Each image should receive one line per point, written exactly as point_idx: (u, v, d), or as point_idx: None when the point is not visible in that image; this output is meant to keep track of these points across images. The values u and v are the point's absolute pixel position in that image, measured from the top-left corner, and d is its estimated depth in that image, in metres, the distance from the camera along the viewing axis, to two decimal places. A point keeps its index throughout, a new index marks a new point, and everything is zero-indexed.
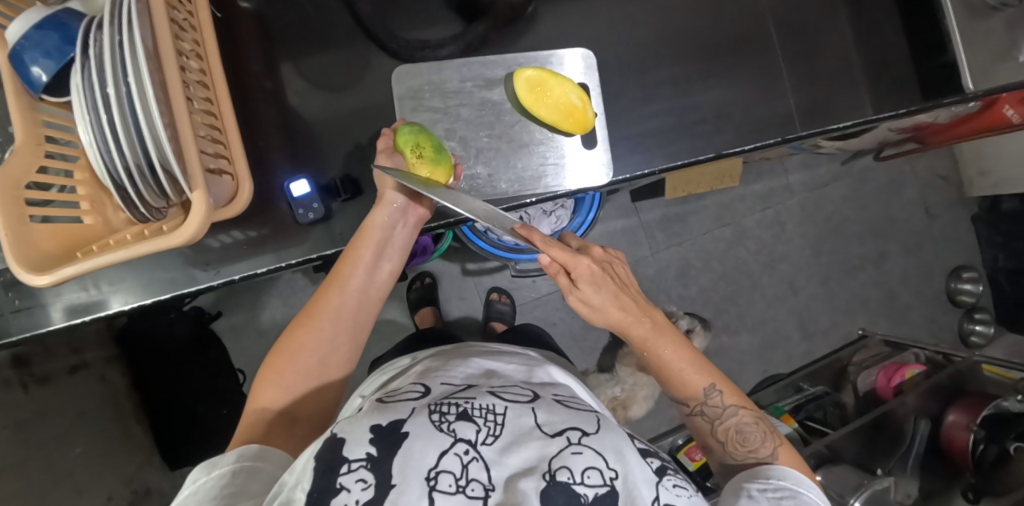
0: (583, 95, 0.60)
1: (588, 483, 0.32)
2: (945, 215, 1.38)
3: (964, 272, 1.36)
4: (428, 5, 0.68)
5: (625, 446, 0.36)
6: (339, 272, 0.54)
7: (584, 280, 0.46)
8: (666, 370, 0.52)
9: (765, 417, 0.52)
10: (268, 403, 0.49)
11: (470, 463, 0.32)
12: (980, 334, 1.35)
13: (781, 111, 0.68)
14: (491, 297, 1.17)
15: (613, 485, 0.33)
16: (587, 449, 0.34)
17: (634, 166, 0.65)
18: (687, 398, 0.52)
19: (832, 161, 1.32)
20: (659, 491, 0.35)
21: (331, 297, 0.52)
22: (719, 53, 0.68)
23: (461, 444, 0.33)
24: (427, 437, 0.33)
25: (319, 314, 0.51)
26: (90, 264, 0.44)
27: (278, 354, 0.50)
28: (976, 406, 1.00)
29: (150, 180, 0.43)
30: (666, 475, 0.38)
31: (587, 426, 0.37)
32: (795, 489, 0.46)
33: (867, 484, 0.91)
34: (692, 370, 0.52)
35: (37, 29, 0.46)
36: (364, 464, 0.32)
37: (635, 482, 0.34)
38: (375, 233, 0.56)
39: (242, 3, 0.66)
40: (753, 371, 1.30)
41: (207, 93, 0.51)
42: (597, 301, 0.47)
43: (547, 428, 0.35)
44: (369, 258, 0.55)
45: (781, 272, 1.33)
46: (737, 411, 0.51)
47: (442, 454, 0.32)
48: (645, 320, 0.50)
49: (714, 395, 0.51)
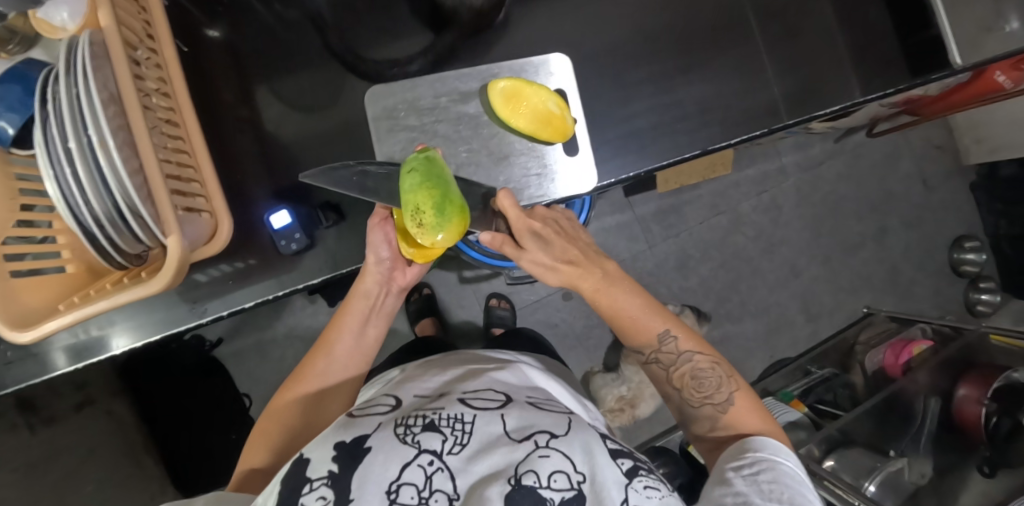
0: (560, 102, 0.58)
1: (555, 487, 0.35)
2: (943, 185, 1.36)
3: (967, 242, 1.34)
4: (398, 20, 0.67)
5: (595, 447, 0.39)
6: (327, 339, 0.57)
7: (527, 239, 0.51)
8: (626, 320, 0.55)
9: (716, 358, 0.55)
10: (254, 461, 0.50)
11: (435, 474, 0.36)
12: (987, 303, 1.33)
13: (765, 101, 0.67)
14: (491, 303, 1.17)
15: (580, 489, 0.36)
16: (554, 453, 0.37)
17: (618, 169, 0.64)
18: (644, 346, 0.55)
19: (825, 139, 1.30)
20: (628, 492, 0.37)
21: (317, 363, 0.55)
22: (696, 46, 0.66)
23: (425, 455, 0.36)
24: (389, 452, 0.36)
25: (305, 380, 0.55)
26: (64, 318, 0.44)
27: (268, 417, 0.53)
28: (986, 380, 0.99)
29: (122, 229, 0.43)
30: (638, 476, 0.40)
31: (556, 429, 0.40)
32: (772, 459, 0.46)
33: (881, 466, 0.94)
34: (646, 319, 0.54)
35: (1, 83, 0.46)
36: (325, 481, 0.36)
37: (604, 484, 0.36)
38: (360, 303, 0.57)
39: (211, 33, 0.66)
40: (760, 357, 1.29)
41: (177, 130, 0.51)
42: (545, 257, 0.52)
43: (515, 434, 0.39)
44: (354, 324, 0.57)
45: (781, 255, 1.31)
46: (693, 358, 0.54)
47: (405, 467, 0.36)
48: (596, 271, 0.53)
49: (669, 341, 0.55)
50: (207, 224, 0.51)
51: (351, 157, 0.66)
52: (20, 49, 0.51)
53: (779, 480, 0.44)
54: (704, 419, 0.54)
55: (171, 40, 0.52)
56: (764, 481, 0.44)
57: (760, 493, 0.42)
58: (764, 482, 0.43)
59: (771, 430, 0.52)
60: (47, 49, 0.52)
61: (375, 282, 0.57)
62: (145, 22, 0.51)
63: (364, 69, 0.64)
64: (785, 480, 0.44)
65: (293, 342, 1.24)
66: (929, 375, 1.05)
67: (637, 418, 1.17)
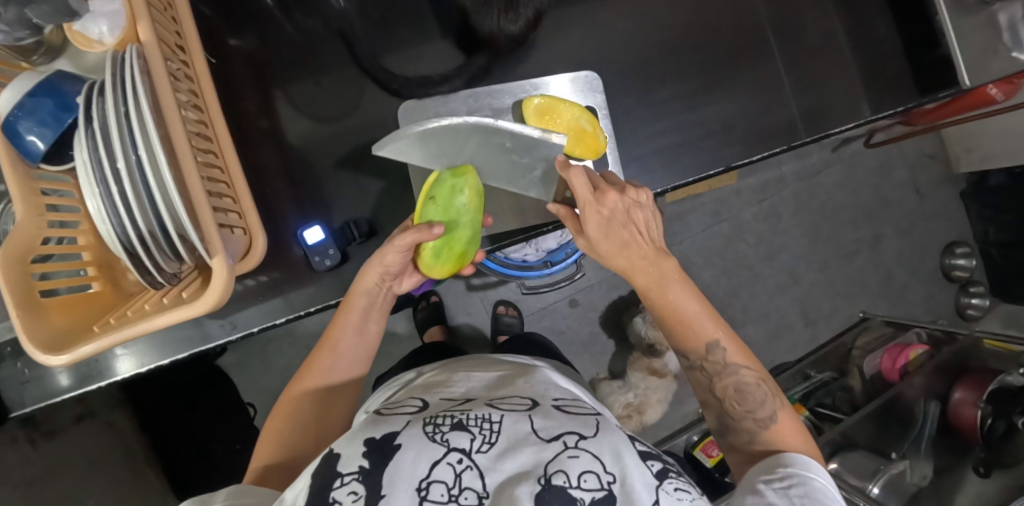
0: (592, 120, 0.61)
1: (585, 487, 0.35)
2: (935, 193, 1.40)
3: (957, 248, 1.39)
4: (422, 34, 0.67)
5: (624, 448, 0.39)
6: (331, 334, 0.56)
7: (590, 222, 0.53)
8: (677, 314, 0.55)
9: (760, 373, 0.54)
10: (265, 458, 0.50)
11: (464, 472, 0.36)
12: (976, 307, 1.37)
13: (783, 118, 0.68)
14: (498, 310, 1.17)
15: (611, 489, 0.36)
16: (583, 453, 0.38)
17: (645, 186, 0.65)
18: (691, 349, 0.55)
19: (823, 148, 1.33)
20: (659, 495, 0.37)
21: (322, 359, 0.55)
22: (717, 64, 0.68)
23: (454, 454, 0.37)
24: (418, 451, 0.37)
25: (313, 375, 0.54)
26: (105, 342, 0.44)
27: (278, 414, 0.53)
28: (981, 383, 1.03)
29: (165, 249, 0.42)
30: (668, 479, 0.40)
31: (585, 431, 0.40)
32: (805, 475, 0.45)
33: (885, 469, 0.97)
34: (699, 319, 0.55)
35: (30, 97, 0.45)
36: (356, 477, 0.36)
37: (633, 486, 0.36)
38: (358, 301, 0.56)
39: (233, 44, 0.65)
40: (760, 362, 1.32)
41: (210, 145, 0.50)
42: (603, 243, 0.53)
43: (544, 434, 0.39)
44: (356, 321, 0.56)
45: (781, 262, 1.34)
46: (738, 370, 0.54)
47: (434, 465, 0.36)
48: (652, 268, 0.54)
49: (717, 351, 0.54)
50: (241, 241, 0.50)
51: (375, 171, 0.66)
52: (43, 58, 0.50)
53: (811, 495, 0.43)
54: (742, 432, 0.53)
55: (201, 53, 0.51)
56: (796, 495, 0.43)
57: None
58: (796, 496, 0.43)
59: (812, 454, 0.50)
60: (71, 59, 0.51)
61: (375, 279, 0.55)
62: (176, 35, 0.50)
63: (397, 86, 0.64)
64: (818, 495, 0.43)
65: (297, 351, 1.23)
66: (925, 379, 1.08)
67: (645, 424, 1.17)
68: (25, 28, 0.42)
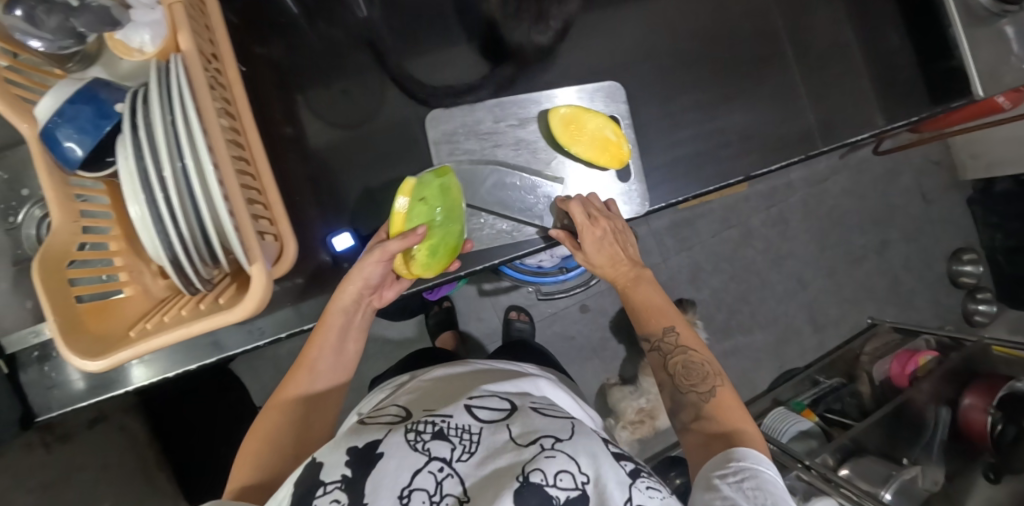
0: (616, 129, 0.62)
1: (560, 486, 0.38)
2: (941, 199, 1.41)
3: (964, 254, 1.40)
4: (444, 43, 0.68)
5: (599, 451, 0.42)
6: (306, 356, 0.55)
7: (585, 233, 0.59)
8: (646, 307, 0.61)
9: (705, 350, 0.57)
10: (243, 480, 0.48)
11: (445, 479, 0.39)
12: (983, 313, 1.38)
13: (799, 128, 0.69)
14: (510, 316, 1.17)
15: (584, 489, 0.39)
16: (559, 454, 0.40)
17: (667, 194, 0.66)
18: (649, 333, 0.60)
19: (830, 156, 1.34)
20: (631, 492, 0.40)
21: (299, 378, 0.54)
22: (735, 73, 0.69)
23: (435, 463, 0.39)
24: (402, 459, 0.39)
25: (289, 393, 0.54)
26: (143, 347, 0.44)
27: (254, 436, 0.51)
28: (991, 389, 1.03)
29: (204, 256, 0.42)
30: (640, 477, 0.42)
31: (562, 434, 0.43)
32: (756, 468, 0.45)
33: (897, 474, 0.96)
34: (660, 311, 0.60)
35: (70, 104, 0.46)
36: (339, 485, 0.39)
37: (606, 485, 0.39)
38: (337, 319, 0.55)
39: (257, 51, 0.66)
40: (769, 367, 1.33)
41: (243, 152, 0.50)
42: (593, 253, 0.60)
43: (521, 440, 0.42)
44: (334, 340, 0.55)
45: (789, 268, 1.35)
46: (686, 351, 0.57)
47: (416, 473, 0.39)
48: (626, 269, 0.62)
49: (671, 334, 0.58)
50: (274, 247, 0.51)
51: (396, 177, 0.67)
52: (77, 66, 0.52)
53: (763, 488, 0.43)
54: (689, 405, 0.54)
55: (233, 60, 0.52)
56: (750, 488, 0.43)
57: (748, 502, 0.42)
58: (748, 489, 0.43)
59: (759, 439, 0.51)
60: (105, 67, 0.52)
61: (353, 297, 0.55)
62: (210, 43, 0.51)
63: (426, 93, 0.66)
64: (768, 488, 0.43)
65: None
66: (934, 385, 1.09)
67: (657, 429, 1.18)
68: (68, 37, 0.43)
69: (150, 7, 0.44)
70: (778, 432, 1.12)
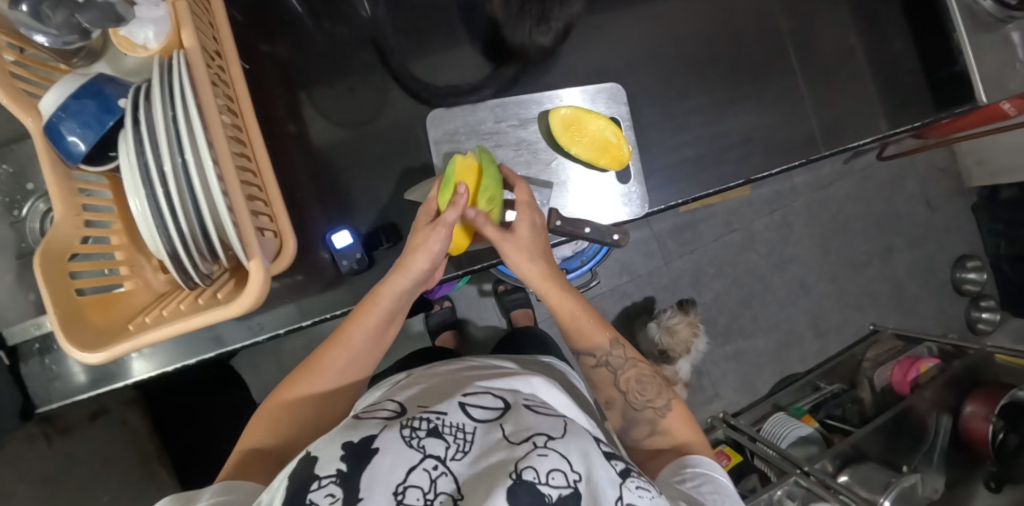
0: (617, 131, 0.63)
1: (553, 484, 0.38)
2: (946, 206, 1.40)
3: (968, 261, 1.39)
4: (447, 43, 0.69)
5: (591, 449, 0.43)
6: (344, 330, 0.55)
7: (523, 225, 0.57)
8: (572, 318, 0.60)
9: (650, 364, 0.61)
10: (255, 443, 0.51)
11: (438, 477, 0.39)
12: (987, 321, 1.37)
13: (802, 132, 0.69)
14: (500, 288, 1.18)
15: (576, 487, 0.39)
16: (552, 452, 0.40)
17: (667, 196, 0.66)
18: (593, 346, 0.60)
19: (834, 161, 1.34)
20: (622, 491, 0.41)
21: (334, 354, 0.54)
22: (739, 77, 0.69)
23: (429, 461, 0.40)
24: (395, 456, 0.40)
25: (324, 367, 0.54)
26: (143, 339, 0.45)
27: (276, 401, 0.53)
28: (992, 397, 1.03)
29: (203, 252, 0.43)
30: (631, 478, 0.43)
31: (554, 432, 0.43)
32: (712, 474, 0.51)
33: (896, 482, 0.95)
34: (593, 323, 0.60)
35: (75, 99, 0.46)
36: (334, 480, 0.38)
37: (598, 483, 0.40)
38: (384, 303, 0.55)
39: (262, 48, 0.66)
40: (770, 372, 1.32)
41: (244, 148, 0.51)
42: (527, 248, 0.57)
43: (514, 437, 0.42)
44: (375, 323, 0.55)
45: (792, 272, 1.34)
46: (635, 363, 0.60)
47: (411, 470, 0.39)
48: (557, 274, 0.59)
49: (617, 347, 0.60)
50: (273, 242, 0.51)
51: (398, 175, 0.67)
52: (83, 62, 0.52)
53: (719, 491, 0.49)
54: (644, 421, 0.58)
55: (236, 55, 0.52)
56: (709, 491, 0.49)
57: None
58: (708, 492, 0.49)
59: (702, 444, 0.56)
60: (109, 63, 0.52)
61: (400, 283, 0.55)
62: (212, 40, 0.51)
63: (428, 95, 0.65)
64: (723, 491, 0.49)
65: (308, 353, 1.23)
66: (936, 393, 1.08)
67: None
68: (72, 32, 0.43)
69: (154, 3, 0.44)
70: (779, 438, 1.12)
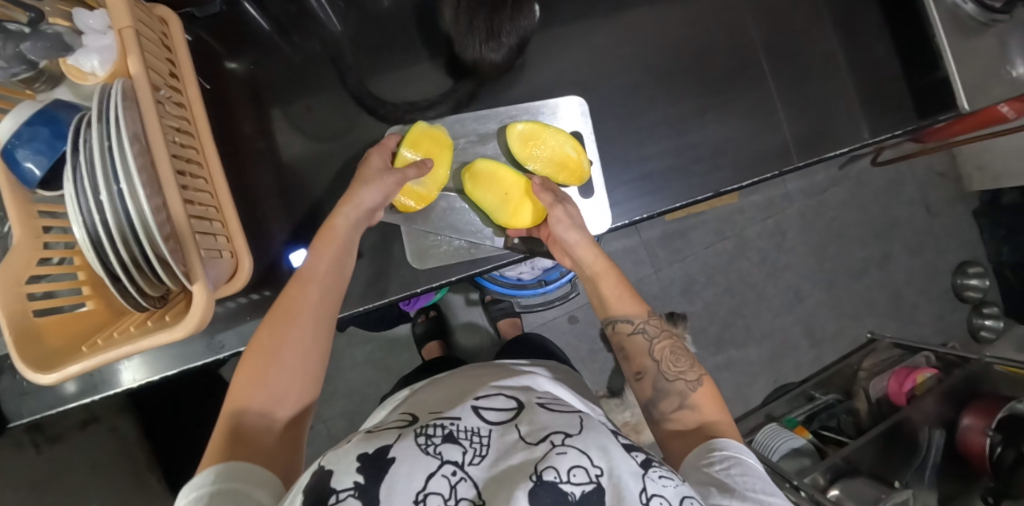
0: (576, 146, 0.62)
1: (574, 481, 0.36)
2: (946, 211, 1.37)
3: (970, 267, 1.35)
4: (415, 56, 0.68)
5: (609, 443, 0.40)
6: (306, 265, 0.54)
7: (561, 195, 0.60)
8: (608, 289, 0.58)
9: (681, 339, 0.57)
10: (246, 399, 0.46)
11: (458, 483, 0.36)
12: (990, 329, 1.34)
13: (776, 143, 0.68)
14: (487, 298, 1.16)
15: (599, 482, 0.37)
16: (570, 449, 0.38)
17: (634, 210, 0.66)
18: (629, 314, 0.57)
19: (829, 166, 1.31)
20: (645, 483, 0.37)
21: (301, 290, 0.52)
22: (710, 87, 0.68)
23: (448, 466, 0.37)
24: (412, 464, 0.37)
25: (292, 305, 0.51)
26: (91, 362, 0.45)
27: (254, 352, 0.48)
28: (991, 410, 1.00)
29: (149, 275, 0.43)
30: (652, 467, 0.40)
31: (570, 429, 0.41)
32: (740, 456, 0.45)
33: (887, 498, 0.92)
34: (628, 296, 0.58)
35: (27, 126, 0.46)
36: (352, 492, 0.36)
37: (621, 476, 0.37)
38: (339, 234, 0.55)
39: (230, 65, 0.66)
40: (764, 382, 1.30)
41: (201, 169, 0.51)
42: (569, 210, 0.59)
43: (530, 438, 0.40)
44: (334, 253, 0.55)
45: (786, 280, 1.32)
46: (667, 336, 0.56)
47: (430, 477, 0.36)
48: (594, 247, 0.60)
49: (651, 320, 0.57)
50: (227, 264, 0.52)
51: None
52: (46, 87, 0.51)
53: (750, 473, 0.43)
54: (675, 394, 0.52)
55: (193, 76, 0.53)
56: (737, 474, 0.43)
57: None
58: (737, 475, 0.43)
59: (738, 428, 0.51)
60: (71, 87, 0.52)
61: (353, 215, 0.56)
62: (171, 62, 0.51)
63: (382, 111, 0.66)
64: (755, 473, 0.44)
65: None
66: (933, 404, 1.05)
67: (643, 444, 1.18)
68: (21, 63, 0.44)
69: (101, 33, 0.46)
70: (769, 450, 1.09)
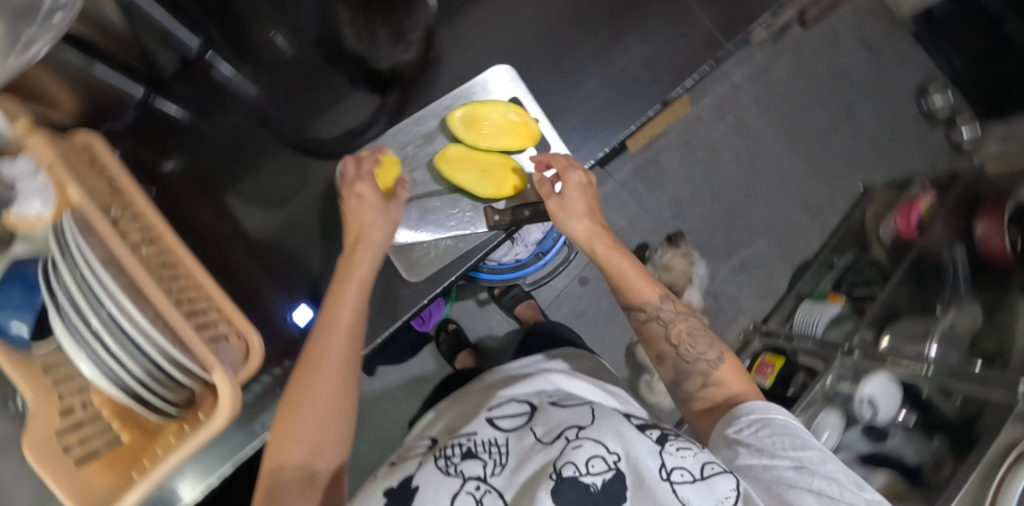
0: (518, 109, 0.63)
1: (594, 471, 0.47)
2: (887, 44, 1.38)
3: (929, 87, 1.37)
4: (334, 84, 0.69)
5: (620, 428, 0.51)
6: (326, 310, 0.53)
7: (565, 174, 0.61)
8: (626, 279, 0.61)
9: (698, 319, 0.62)
10: (283, 457, 0.49)
11: (484, 495, 0.49)
12: (969, 136, 1.36)
13: (700, 35, 0.68)
14: (496, 292, 1.16)
15: (618, 467, 0.47)
16: (586, 443, 0.49)
17: (593, 149, 0.67)
18: (642, 302, 0.61)
19: (763, 44, 1.32)
20: (664, 458, 0.48)
21: (326, 341, 0.51)
22: (621, 8, 0.68)
23: (471, 483, 0.50)
24: (438, 486, 0.49)
25: (322, 350, 0.51)
26: (146, 483, 0.44)
27: (290, 403, 0.50)
28: (997, 211, 1.00)
29: (164, 380, 0.43)
30: (670, 443, 0.51)
31: (584, 423, 0.52)
32: (768, 418, 0.52)
33: (933, 327, 0.96)
34: (643, 278, 0.61)
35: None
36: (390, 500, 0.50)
37: (636, 456, 0.48)
38: (360, 273, 0.55)
39: (165, 163, 0.66)
40: (782, 267, 1.31)
41: (177, 270, 0.51)
42: (578, 196, 0.60)
43: (547, 439, 0.52)
44: (356, 298, 0.54)
45: (766, 167, 1.33)
46: (685, 318, 0.61)
47: (455, 495, 0.48)
48: (604, 236, 0.61)
49: (666, 303, 0.61)
50: (236, 347, 0.52)
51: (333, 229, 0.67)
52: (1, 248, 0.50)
53: (779, 432, 0.51)
54: (698, 374, 0.59)
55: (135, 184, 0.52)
56: (766, 437, 0.51)
57: (803, 472, 0.48)
58: (766, 437, 0.51)
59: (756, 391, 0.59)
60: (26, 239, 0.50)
61: (372, 252, 0.56)
62: (110, 181, 0.52)
63: (326, 150, 0.66)
64: (784, 430, 0.51)
65: None
66: (945, 225, 1.08)
67: None
68: None
69: (30, 175, 0.45)
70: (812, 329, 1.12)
